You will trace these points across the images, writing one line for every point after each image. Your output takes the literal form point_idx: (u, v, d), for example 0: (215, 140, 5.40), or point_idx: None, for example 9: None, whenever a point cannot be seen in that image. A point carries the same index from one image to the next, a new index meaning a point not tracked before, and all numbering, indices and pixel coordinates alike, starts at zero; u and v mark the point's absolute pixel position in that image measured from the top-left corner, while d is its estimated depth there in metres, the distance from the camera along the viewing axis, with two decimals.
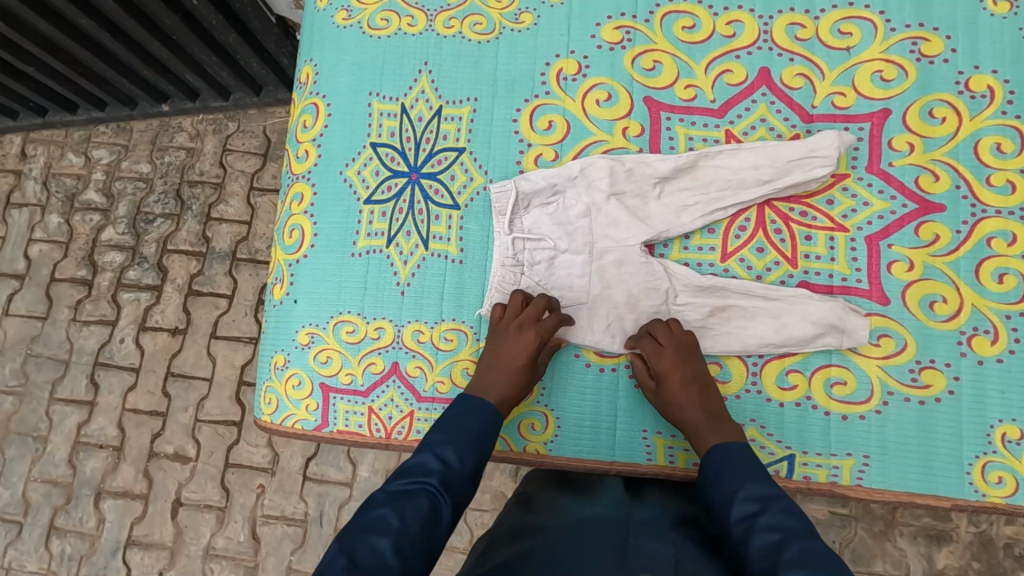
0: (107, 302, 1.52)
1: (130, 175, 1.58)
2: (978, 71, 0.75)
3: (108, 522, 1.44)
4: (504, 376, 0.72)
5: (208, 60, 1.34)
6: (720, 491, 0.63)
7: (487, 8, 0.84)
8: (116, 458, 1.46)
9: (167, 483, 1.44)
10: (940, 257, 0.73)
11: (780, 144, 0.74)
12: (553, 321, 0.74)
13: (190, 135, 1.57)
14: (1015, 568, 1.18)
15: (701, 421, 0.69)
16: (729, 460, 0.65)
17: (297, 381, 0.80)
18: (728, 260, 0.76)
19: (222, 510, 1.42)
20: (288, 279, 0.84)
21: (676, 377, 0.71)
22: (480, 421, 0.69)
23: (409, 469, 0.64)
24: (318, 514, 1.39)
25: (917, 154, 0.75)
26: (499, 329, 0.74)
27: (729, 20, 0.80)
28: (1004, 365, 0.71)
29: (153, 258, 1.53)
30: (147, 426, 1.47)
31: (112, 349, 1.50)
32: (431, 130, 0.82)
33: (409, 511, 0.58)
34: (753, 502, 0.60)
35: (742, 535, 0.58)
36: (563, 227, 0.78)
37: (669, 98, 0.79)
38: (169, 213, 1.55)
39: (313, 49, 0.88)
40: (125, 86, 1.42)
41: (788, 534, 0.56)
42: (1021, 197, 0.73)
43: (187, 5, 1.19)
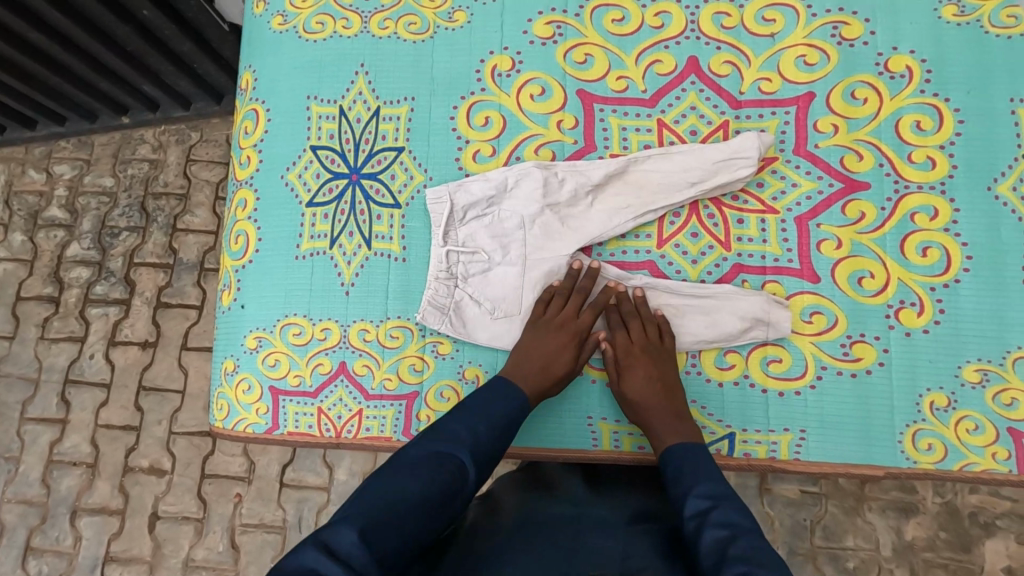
0: (75, 318, 1.51)
1: (93, 190, 1.57)
2: (897, 51, 0.77)
3: (85, 539, 1.43)
4: (546, 375, 0.74)
5: (166, 70, 1.34)
6: (680, 485, 0.66)
7: (421, 8, 0.85)
8: (91, 475, 1.45)
9: (144, 498, 1.43)
10: (866, 234, 0.75)
11: (705, 146, 0.77)
12: (591, 317, 0.77)
13: (153, 146, 1.57)
14: (982, 535, 1.21)
15: (659, 419, 0.71)
16: (691, 460, 0.67)
17: (248, 386, 0.81)
18: (664, 247, 0.78)
19: (200, 521, 1.41)
20: (235, 285, 0.84)
21: (639, 372, 0.73)
22: (512, 405, 0.71)
23: (440, 435, 0.66)
24: (298, 520, 1.39)
25: (841, 135, 0.77)
26: (559, 323, 0.76)
27: (657, 11, 0.82)
28: (930, 335, 0.73)
29: (120, 272, 1.52)
30: (121, 441, 1.46)
31: (82, 365, 1.50)
32: (370, 132, 0.83)
33: (436, 474, 0.61)
34: (707, 499, 0.63)
35: (694, 528, 0.61)
36: (499, 239, 0.79)
37: (601, 90, 0.81)
38: (135, 226, 1.54)
39: (251, 55, 0.88)
40: (84, 99, 1.41)
41: (736, 532, 0.58)
42: (942, 171, 0.75)
43: (140, 15, 1.19)
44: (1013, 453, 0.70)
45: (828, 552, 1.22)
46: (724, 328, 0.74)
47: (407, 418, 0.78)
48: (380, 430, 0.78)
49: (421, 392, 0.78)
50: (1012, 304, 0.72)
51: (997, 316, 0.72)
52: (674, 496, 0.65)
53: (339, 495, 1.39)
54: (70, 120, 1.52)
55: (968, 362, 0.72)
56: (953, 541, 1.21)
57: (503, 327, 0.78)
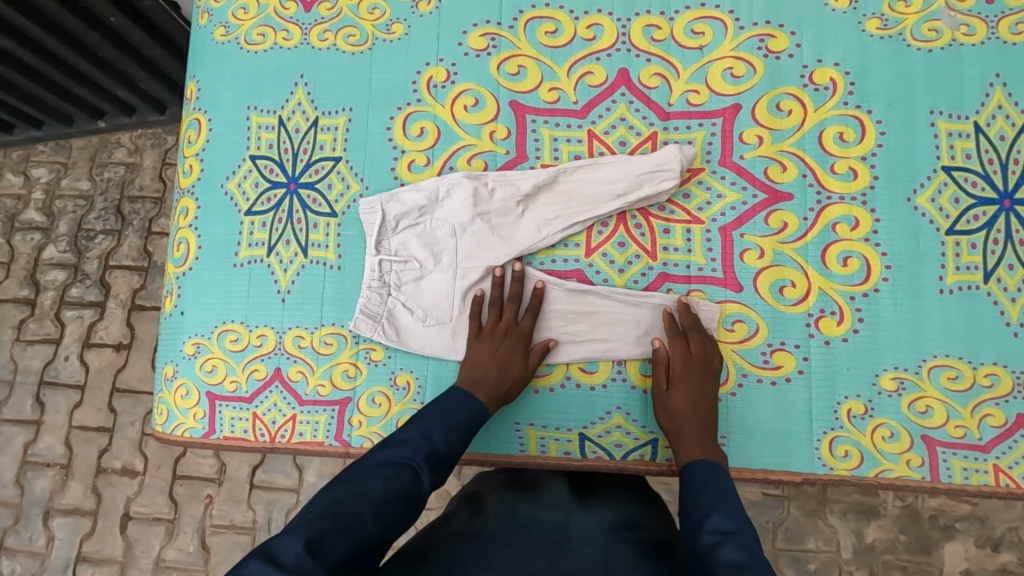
0: (51, 321, 1.53)
1: (70, 194, 1.58)
2: (821, 64, 0.78)
3: (58, 539, 1.45)
4: (500, 379, 0.75)
5: (139, 76, 1.36)
6: (703, 502, 0.64)
7: (361, 19, 0.86)
8: (64, 476, 1.47)
9: (117, 498, 1.45)
10: (788, 243, 0.76)
11: (632, 157, 0.78)
12: (531, 319, 0.78)
13: (129, 150, 1.58)
14: (941, 538, 1.20)
15: (693, 433, 0.71)
16: (711, 478, 0.67)
17: (185, 391, 0.82)
18: (592, 256, 0.79)
19: (171, 522, 1.43)
20: (177, 292, 0.85)
21: (686, 382, 0.73)
22: (471, 409, 0.72)
23: (396, 441, 0.66)
24: (267, 521, 1.40)
25: (766, 146, 0.78)
26: (499, 330, 0.77)
27: (590, 23, 0.83)
28: (849, 344, 0.74)
29: (95, 275, 1.54)
30: (95, 442, 1.48)
31: (57, 367, 1.51)
32: (308, 141, 0.85)
33: (394, 481, 0.61)
34: (730, 521, 0.61)
35: (711, 543, 0.59)
36: (431, 248, 0.80)
37: (534, 101, 0.82)
38: (111, 229, 1.55)
39: (195, 65, 0.89)
40: (60, 104, 1.42)
41: (754, 560, 0.56)
42: (863, 182, 0.76)
43: (109, 22, 1.20)
44: (926, 460, 0.71)
45: (789, 554, 1.21)
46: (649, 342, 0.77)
47: (340, 423, 0.79)
48: (312, 435, 0.79)
49: (353, 398, 0.79)
50: (931, 314, 0.73)
51: (916, 325, 0.73)
52: (695, 510, 0.64)
53: (309, 497, 1.40)
54: (47, 124, 1.52)
55: (885, 370, 0.73)
56: (913, 544, 1.20)
57: (434, 335, 0.79)
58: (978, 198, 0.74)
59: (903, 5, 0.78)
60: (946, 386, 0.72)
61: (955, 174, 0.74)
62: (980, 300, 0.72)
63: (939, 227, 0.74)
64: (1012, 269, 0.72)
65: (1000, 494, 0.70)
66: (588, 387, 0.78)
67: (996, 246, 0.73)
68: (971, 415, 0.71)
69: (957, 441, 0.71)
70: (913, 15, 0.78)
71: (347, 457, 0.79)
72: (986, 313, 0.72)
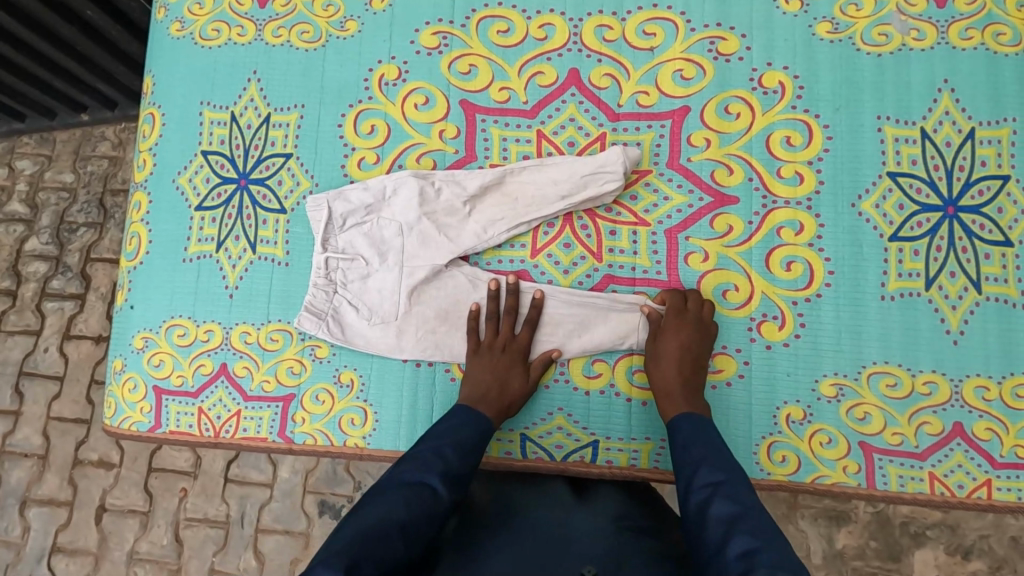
0: (31, 312, 1.51)
1: (53, 186, 1.56)
2: (771, 67, 0.78)
3: (33, 530, 1.43)
4: (504, 396, 0.74)
5: (119, 70, 1.34)
6: (688, 460, 0.64)
7: (315, 16, 0.86)
8: (41, 467, 1.45)
9: (92, 490, 1.43)
10: (733, 247, 0.76)
11: (577, 159, 0.78)
12: (528, 331, 0.77)
13: (113, 143, 1.56)
14: (911, 546, 1.11)
15: (680, 386, 0.71)
16: (697, 433, 0.66)
17: (133, 385, 0.83)
18: (538, 257, 0.79)
19: (145, 515, 1.40)
20: (127, 286, 0.85)
21: (676, 334, 0.72)
22: (480, 425, 0.70)
23: (411, 464, 0.64)
24: (240, 515, 1.38)
25: (713, 149, 0.78)
26: (497, 346, 0.77)
27: (542, 23, 0.83)
28: (790, 349, 0.74)
29: (76, 267, 1.52)
30: (72, 434, 1.45)
31: (36, 359, 1.49)
32: (259, 137, 0.85)
33: (415, 502, 0.59)
34: (720, 472, 0.60)
35: (705, 499, 0.59)
36: (378, 247, 0.80)
37: (484, 100, 0.82)
38: (93, 222, 1.53)
39: (151, 61, 0.90)
40: (42, 98, 1.40)
41: (746, 509, 0.56)
42: (809, 186, 0.76)
43: (85, 16, 1.19)
44: (863, 467, 0.71)
45: None
46: (592, 340, 0.77)
47: (283, 420, 0.79)
48: (256, 431, 0.79)
49: (297, 395, 0.79)
50: (871, 320, 0.73)
51: (855, 331, 0.73)
52: (683, 468, 0.63)
53: (282, 492, 1.37)
54: (30, 117, 1.50)
55: (825, 376, 0.73)
56: (882, 550, 1.11)
57: (378, 334, 0.79)
58: (922, 205, 0.73)
59: (854, 9, 0.78)
60: (884, 393, 0.71)
61: (900, 180, 0.74)
62: (920, 307, 0.72)
63: (883, 233, 0.74)
64: (954, 276, 0.72)
65: (935, 502, 0.70)
66: None
67: (938, 253, 0.72)
68: (909, 423, 0.71)
69: (894, 448, 0.71)
70: (864, 19, 0.77)
71: (290, 453, 0.80)
72: (926, 320, 0.72)
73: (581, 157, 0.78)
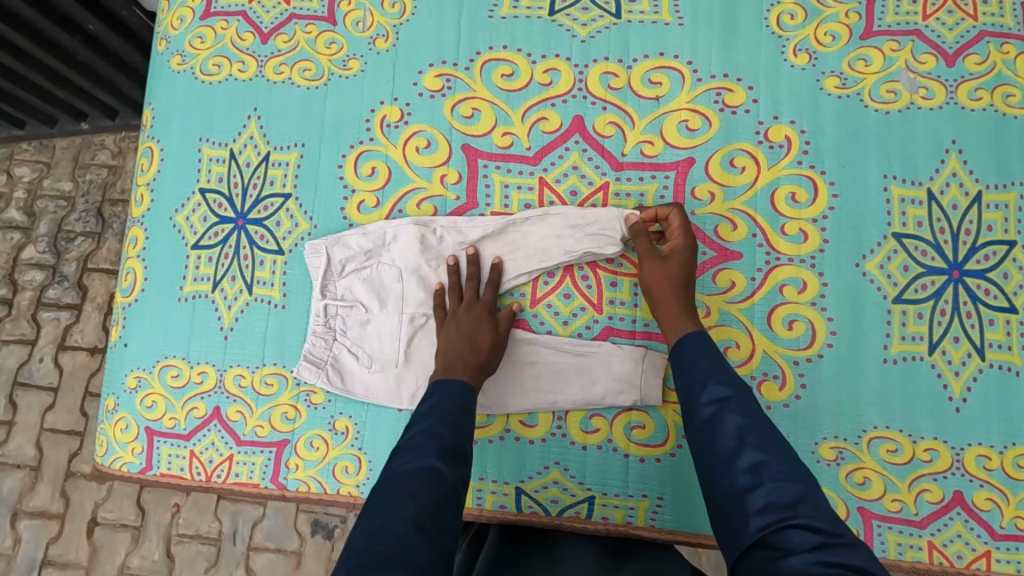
0: (27, 321, 1.48)
1: (51, 193, 1.53)
2: (778, 121, 0.77)
3: (24, 541, 1.40)
4: (476, 352, 0.73)
5: (120, 79, 1.31)
6: (694, 375, 0.62)
7: (317, 54, 0.85)
8: (33, 478, 1.42)
9: (85, 502, 1.40)
10: (735, 303, 0.75)
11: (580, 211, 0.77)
12: (491, 291, 0.77)
13: (113, 152, 1.53)
14: None
15: (681, 307, 0.70)
16: (703, 348, 0.64)
17: (125, 425, 0.82)
18: (537, 306, 0.79)
19: (137, 529, 1.38)
20: (121, 323, 0.84)
21: (683, 257, 0.72)
22: (456, 391, 0.69)
23: (407, 452, 0.60)
24: (232, 531, 1.36)
25: (717, 203, 0.77)
26: (461, 310, 0.76)
27: (547, 68, 0.82)
28: (789, 410, 0.73)
29: (73, 277, 1.49)
30: (65, 445, 1.42)
31: (30, 368, 1.46)
32: (258, 176, 0.84)
33: (422, 490, 0.56)
34: (726, 387, 0.60)
35: (713, 417, 0.58)
36: (377, 293, 0.79)
37: (486, 146, 0.81)
38: (90, 231, 1.51)
39: (150, 92, 0.89)
40: (38, 105, 1.34)
41: (754, 419, 0.57)
42: (813, 245, 0.75)
43: (88, 27, 1.16)
44: (861, 533, 0.70)
45: None
46: (594, 390, 0.75)
47: (276, 466, 0.78)
48: (248, 477, 0.79)
49: (291, 440, 0.79)
50: (869, 382, 0.72)
51: (854, 392, 0.72)
52: (688, 385, 0.62)
53: (274, 510, 1.36)
54: (29, 125, 1.45)
55: (825, 439, 0.72)
56: None
57: (376, 381, 0.78)
58: (927, 267, 0.73)
59: (862, 64, 0.77)
60: (884, 459, 0.71)
61: (905, 242, 0.73)
62: (923, 372, 0.71)
63: (886, 294, 0.73)
64: (957, 342, 0.71)
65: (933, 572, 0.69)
66: (527, 440, 0.77)
67: (941, 317, 0.72)
68: (909, 490, 0.70)
69: (893, 515, 0.70)
70: (872, 75, 0.76)
71: (282, 499, 0.79)
72: (928, 384, 0.71)
73: (595, 214, 0.77)
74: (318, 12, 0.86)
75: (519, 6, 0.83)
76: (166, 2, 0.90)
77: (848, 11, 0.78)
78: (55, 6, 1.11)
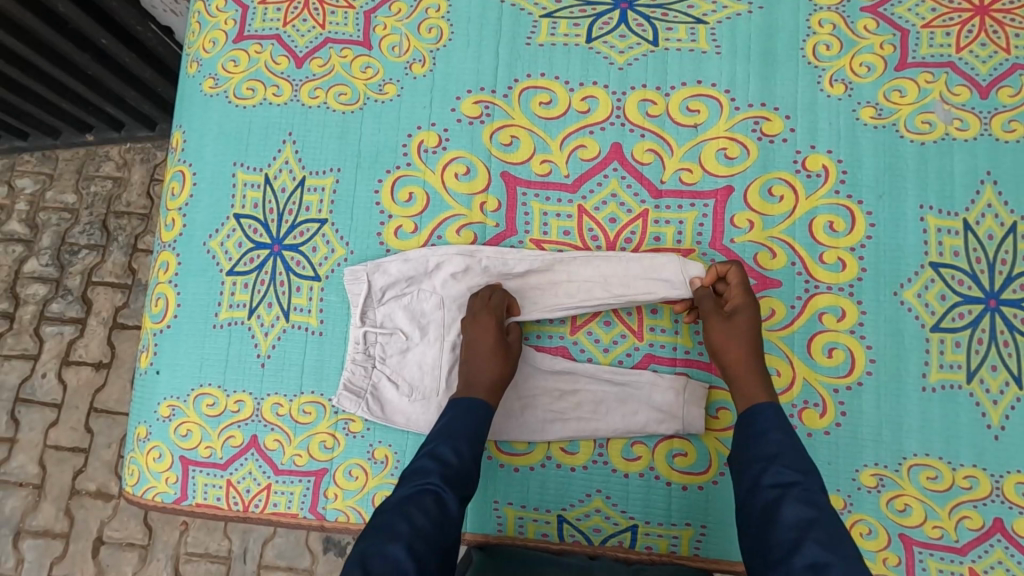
0: (29, 336, 1.38)
1: (55, 206, 1.43)
2: (815, 150, 0.78)
3: (27, 563, 1.30)
4: (486, 365, 0.74)
5: (129, 94, 1.23)
6: (759, 455, 0.65)
7: (353, 78, 0.85)
8: (36, 496, 1.33)
9: (89, 521, 1.31)
10: (775, 331, 0.76)
11: (617, 253, 0.78)
12: (501, 293, 0.78)
13: (117, 164, 1.44)
14: None
15: (755, 372, 0.71)
16: (776, 424, 0.67)
17: (158, 454, 0.81)
18: (577, 333, 0.79)
19: (145, 548, 1.29)
20: (152, 349, 0.83)
21: (750, 318, 0.73)
22: (472, 414, 0.71)
23: (409, 474, 0.66)
24: (243, 550, 1.27)
25: (756, 232, 0.78)
26: (472, 318, 0.77)
27: (585, 95, 0.82)
28: (830, 438, 0.73)
29: (77, 290, 1.39)
30: (69, 463, 1.33)
31: (33, 385, 1.37)
32: (294, 202, 0.83)
33: (418, 513, 0.62)
34: (793, 473, 0.62)
35: (773, 500, 0.61)
36: (418, 320, 0.80)
37: (525, 173, 0.81)
38: (95, 244, 1.41)
39: (181, 115, 0.88)
40: (44, 117, 1.27)
41: (822, 514, 0.59)
42: (851, 273, 0.76)
43: (99, 41, 1.09)
44: (902, 559, 0.71)
45: None
46: (635, 419, 0.76)
47: (315, 495, 0.78)
48: (287, 506, 0.78)
49: (330, 469, 0.78)
50: (911, 411, 0.73)
51: (896, 423, 0.73)
52: (750, 460, 0.65)
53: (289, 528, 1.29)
54: (31, 136, 1.37)
55: (866, 467, 0.73)
56: None
57: (421, 409, 0.78)
58: (964, 296, 0.74)
59: (898, 95, 0.78)
60: (924, 486, 0.71)
61: (942, 271, 0.75)
62: (961, 400, 0.72)
63: (924, 323, 0.74)
64: (995, 370, 0.73)
65: None
66: (568, 468, 0.77)
67: (979, 345, 0.73)
68: (949, 516, 0.71)
69: (934, 542, 0.71)
70: (908, 106, 0.78)
71: (321, 529, 0.78)
72: (967, 412, 0.72)
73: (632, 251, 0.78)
74: (354, 36, 0.86)
75: (556, 33, 0.84)
76: (196, 24, 0.90)
77: (883, 43, 0.79)
78: (68, 20, 1.04)
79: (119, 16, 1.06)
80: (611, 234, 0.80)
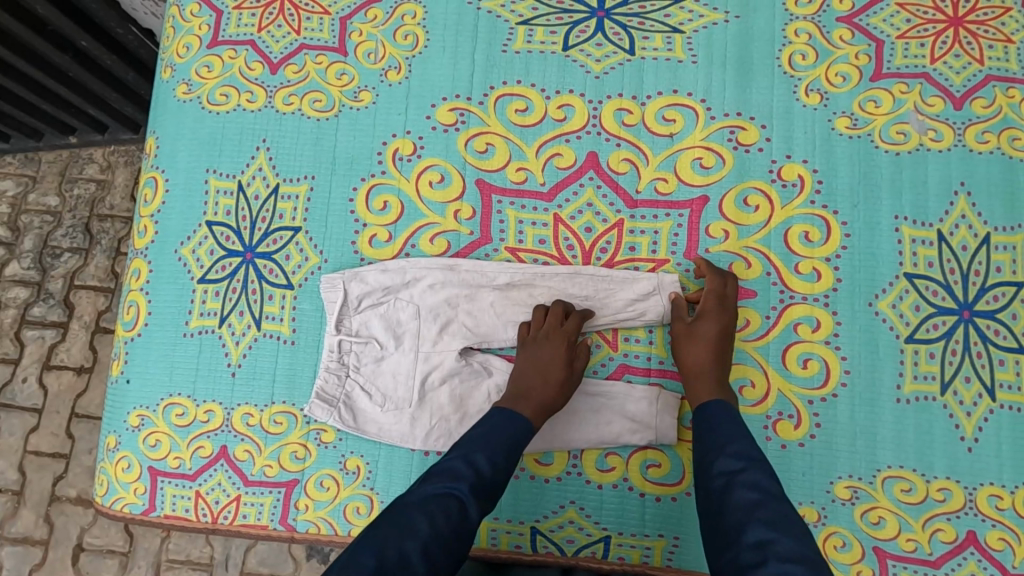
0: (10, 340, 1.37)
1: (36, 209, 1.42)
2: (790, 160, 0.78)
3: (5, 571, 1.28)
4: (539, 385, 0.73)
5: (110, 97, 1.21)
6: (709, 446, 0.65)
7: (327, 85, 0.84)
8: (15, 503, 1.31)
9: (69, 528, 1.29)
10: (749, 341, 0.76)
11: (585, 264, 0.78)
12: (577, 320, 0.75)
13: (101, 167, 1.42)
14: None
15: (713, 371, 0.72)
16: (724, 417, 0.67)
17: (127, 464, 0.79)
18: None
19: (125, 555, 1.28)
20: (123, 358, 0.82)
21: (716, 321, 0.73)
22: (511, 425, 0.69)
23: (439, 473, 0.64)
24: (224, 557, 1.26)
25: (731, 242, 0.77)
26: (541, 335, 0.75)
27: (561, 104, 0.81)
28: (805, 449, 0.73)
29: (59, 294, 1.37)
30: (49, 469, 1.31)
31: (13, 389, 1.35)
32: (267, 210, 0.82)
33: (440, 514, 0.59)
34: (739, 460, 0.62)
35: (722, 487, 0.61)
36: (392, 330, 0.79)
37: (500, 180, 0.81)
38: (77, 247, 1.39)
39: (156, 121, 0.87)
40: (28, 120, 1.26)
41: (766, 496, 0.58)
42: (826, 284, 0.75)
43: (79, 43, 1.08)
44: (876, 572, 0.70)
45: None
46: (609, 429, 0.75)
47: (286, 507, 0.77)
48: (257, 518, 0.77)
49: (301, 480, 0.77)
50: (885, 422, 0.72)
51: (870, 434, 0.72)
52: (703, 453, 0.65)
53: None
54: (13, 138, 1.35)
55: (840, 479, 0.72)
56: None
57: (392, 420, 0.77)
58: (938, 307, 0.74)
59: (873, 105, 0.78)
60: (898, 498, 0.71)
61: (917, 282, 0.74)
62: (935, 412, 0.72)
63: (899, 334, 0.74)
64: (969, 382, 0.72)
65: None
66: (543, 479, 0.76)
67: (952, 357, 0.73)
68: (922, 529, 0.71)
69: (908, 554, 0.70)
70: (883, 116, 0.78)
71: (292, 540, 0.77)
72: (940, 423, 0.72)
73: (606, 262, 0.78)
74: (329, 42, 0.85)
75: (533, 41, 0.83)
76: (171, 28, 0.88)
77: (858, 53, 0.79)
78: (46, 22, 1.03)
79: (98, 19, 1.05)
80: (586, 243, 0.79)
